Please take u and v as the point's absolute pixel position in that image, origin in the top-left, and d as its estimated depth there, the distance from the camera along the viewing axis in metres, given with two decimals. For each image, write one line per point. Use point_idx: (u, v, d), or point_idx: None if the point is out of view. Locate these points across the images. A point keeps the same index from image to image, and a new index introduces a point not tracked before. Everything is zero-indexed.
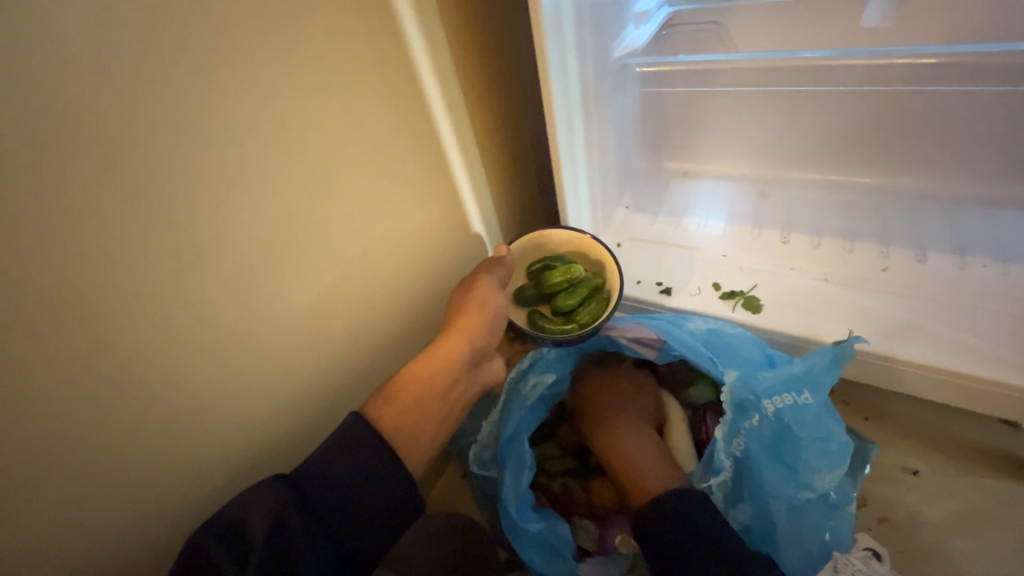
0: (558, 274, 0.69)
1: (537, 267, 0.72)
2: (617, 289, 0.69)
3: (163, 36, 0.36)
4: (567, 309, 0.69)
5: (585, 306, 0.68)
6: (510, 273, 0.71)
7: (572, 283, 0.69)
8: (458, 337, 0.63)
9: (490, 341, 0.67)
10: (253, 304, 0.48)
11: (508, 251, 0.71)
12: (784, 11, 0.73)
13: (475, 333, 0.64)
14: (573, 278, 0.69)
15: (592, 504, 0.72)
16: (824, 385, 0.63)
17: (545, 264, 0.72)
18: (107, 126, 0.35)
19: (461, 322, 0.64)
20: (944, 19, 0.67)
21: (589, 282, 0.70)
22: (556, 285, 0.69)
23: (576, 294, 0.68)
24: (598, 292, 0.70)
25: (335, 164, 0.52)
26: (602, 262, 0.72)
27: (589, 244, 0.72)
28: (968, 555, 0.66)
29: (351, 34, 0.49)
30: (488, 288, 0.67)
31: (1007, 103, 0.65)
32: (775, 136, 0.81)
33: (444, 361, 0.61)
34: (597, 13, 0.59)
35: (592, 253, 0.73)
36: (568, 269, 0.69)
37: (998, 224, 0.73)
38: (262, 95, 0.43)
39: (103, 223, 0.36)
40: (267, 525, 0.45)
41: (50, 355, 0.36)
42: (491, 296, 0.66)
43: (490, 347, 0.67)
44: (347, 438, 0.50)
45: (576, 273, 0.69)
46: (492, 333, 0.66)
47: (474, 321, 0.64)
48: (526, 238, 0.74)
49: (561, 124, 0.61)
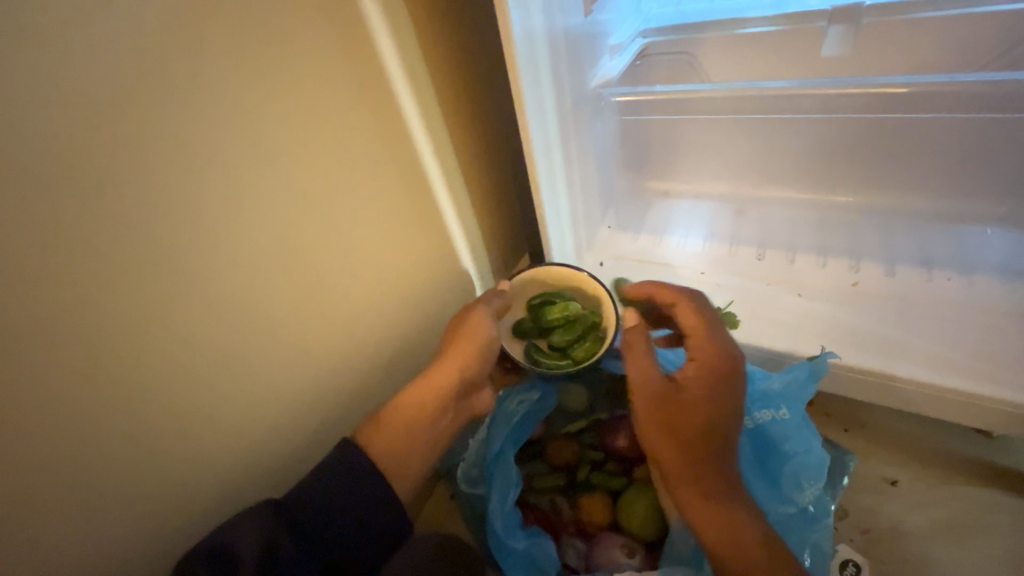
0: (556, 311, 0.70)
1: (535, 301, 0.73)
2: (613, 328, 0.70)
3: (154, 70, 0.39)
4: (563, 345, 0.70)
5: (580, 344, 0.70)
6: (507, 305, 0.72)
7: (569, 320, 0.70)
8: (451, 366, 0.64)
9: (482, 370, 0.67)
10: (242, 323, 0.50)
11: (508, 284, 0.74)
12: (751, 41, 0.77)
13: (468, 362, 0.65)
14: (570, 315, 0.71)
15: (578, 522, 0.71)
16: (801, 400, 0.65)
17: (545, 299, 0.73)
18: (100, 155, 0.37)
19: (454, 350, 0.64)
20: (897, 52, 0.72)
21: (586, 320, 0.71)
22: (554, 322, 0.71)
23: (573, 332, 0.70)
24: (595, 329, 0.71)
25: (323, 189, 0.54)
26: (600, 299, 0.73)
27: (588, 283, 0.73)
28: (948, 564, 0.67)
29: (336, 66, 0.52)
30: (483, 317, 0.67)
31: (968, 126, 0.68)
32: (748, 158, 0.84)
33: (435, 389, 0.62)
34: (571, 47, 0.63)
35: (589, 289, 0.74)
36: (566, 306, 0.70)
37: (963, 239, 0.76)
38: (247, 123, 0.45)
39: (89, 244, 0.38)
40: (258, 551, 0.44)
41: (35, 372, 0.37)
42: (485, 326, 0.67)
43: (480, 376, 0.68)
44: (339, 462, 0.51)
45: (573, 311, 0.70)
46: (484, 363, 0.66)
47: (467, 351, 0.64)
48: (527, 272, 0.76)
49: (539, 147, 0.63)
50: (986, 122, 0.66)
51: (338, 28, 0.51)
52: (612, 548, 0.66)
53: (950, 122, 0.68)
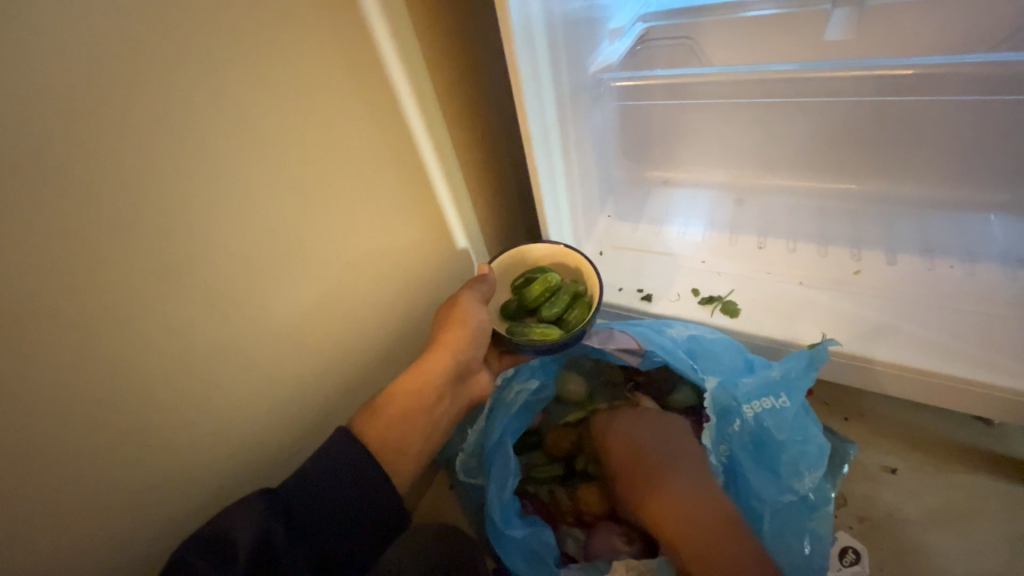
0: (538, 286, 0.69)
1: (518, 283, 0.73)
2: (598, 293, 0.70)
3: (140, 56, 0.37)
4: (552, 317, 0.69)
5: (569, 313, 0.69)
6: (493, 289, 0.70)
7: (551, 292, 0.69)
8: (443, 352, 0.62)
9: (477, 355, 0.66)
10: (237, 315, 0.49)
11: (490, 268, 0.71)
12: (752, 24, 0.75)
13: (460, 347, 0.64)
14: (552, 287, 0.70)
15: (577, 511, 0.71)
16: (801, 388, 0.64)
17: (524, 279, 0.73)
18: (88, 145, 0.36)
19: (446, 337, 0.63)
20: (901, 35, 0.71)
21: (570, 289, 0.70)
22: (538, 297, 0.69)
23: (559, 302, 0.69)
24: (580, 297, 0.70)
25: (318, 177, 0.53)
26: (580, 269, 0.73)
27: (568, 255, 0.73)
28: (945, 551, 0.67)
29: (329, 50, 0.51)
30: (471, 304, 0.66)
31: (974, 112, 0.67)
32: (751, 144, 0.83)
33: (431, 376, 0.61)
34: (569, 32, 0.62)
35: (571, 263, 0.74)
36: (545, 279, 0.70)
37: (964, 226, 0.75)
38: (238, 110, 0.44)
39: (78, 237, 0.37)
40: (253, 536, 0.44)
41: (28, 367, 0.36)
42: (475, 313, 0.66)
43: (475, 361, 0.67)
44: (342, 457, 0.50)
45: (553, 282, 0.70)
46: (478, 347, 0.66)
47: (459, 337, 0.64)
48: (505, 255, 0.74)
49: (538, 134, 0.62)
50: (993, 105, 0.65)
51: (330, 10, 0.50)
52: (611, 536, 0.67)
53: (957, 105, 0.67)
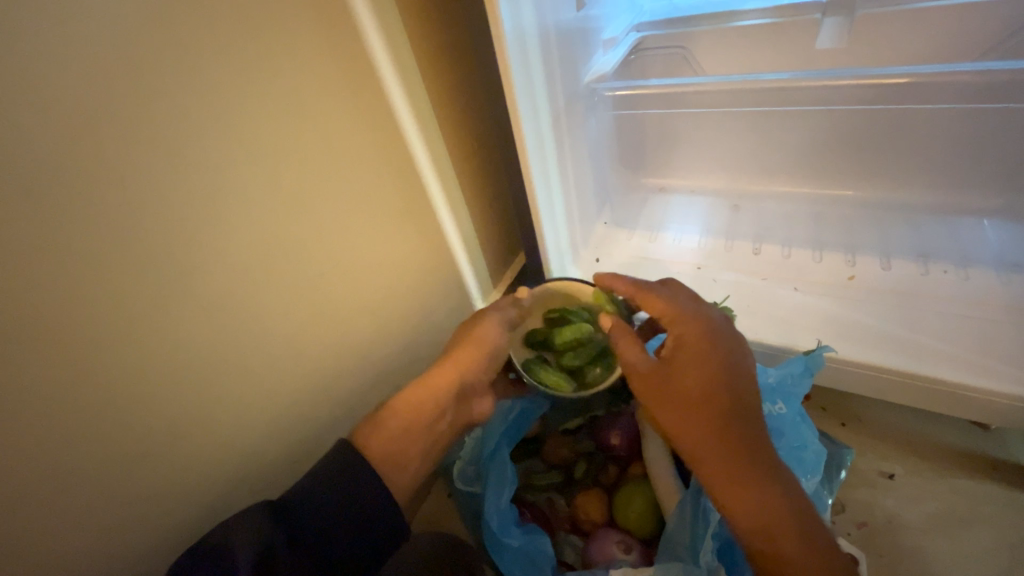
0: (568, 333, 0.68)
1: (554, 314, 0.71)
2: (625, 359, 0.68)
3: (139, 74, 0.38)
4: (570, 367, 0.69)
5: (588, 368, 0.69)
6: (520, 315, 0.71)
7: (579, 342, 0.68)
8: (451, 370, 0.63)
9: (482, 377, 0.66)
10: (234, 325, 0.49)
11: (528, 295, 0.72)
12: (744, 35, 0.77)
13: (468, 367, 0.64)
14: (581, 337, 0.68)
15: (574, 518, 0.71)
16: (796, 394, 0.64)
17: (565, 313, 0.71)
18: (86, 160, 0.36)
19: (458, 353, 0.64)
20: (888, 45, 0.72)
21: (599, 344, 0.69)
22: (564, 343, 0.69)
23: (581, 355, 0.69)
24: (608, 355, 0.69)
25: (315, 187, 0.54)
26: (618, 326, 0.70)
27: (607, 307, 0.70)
28: (944, 557, 0.67)
29: (325, 63, 0.51)
30: (492, 325, 0.67)
31: (964, 120, 0.68)
32: (745, 152, 0.84)
33: (436, 390, 0.61)
34: (562, 42, 0.63)
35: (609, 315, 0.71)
36: (579, 330, 0.68)
37: (957, 231, 0.76)
38: (233, 124, 0.45)
39: (77, 251, 0.37)
40: (252, 551, 0.44)
41: (26, 381, 0.36)
42: (492, 335, 0.66)
43: (481, 383, 0.67)
44: (338, 464, 0.50)
45: (585, 335, 0.68)
46: (485, 369, 0.66)
47: (469, 356, 0.64)
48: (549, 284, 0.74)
49: (532, 144, 0.63)
50: (982, 113, 0.66)
51: (326, 24, 0.50)
52: (609, 545, 0.65)
53: (948, 112, 0.67)
